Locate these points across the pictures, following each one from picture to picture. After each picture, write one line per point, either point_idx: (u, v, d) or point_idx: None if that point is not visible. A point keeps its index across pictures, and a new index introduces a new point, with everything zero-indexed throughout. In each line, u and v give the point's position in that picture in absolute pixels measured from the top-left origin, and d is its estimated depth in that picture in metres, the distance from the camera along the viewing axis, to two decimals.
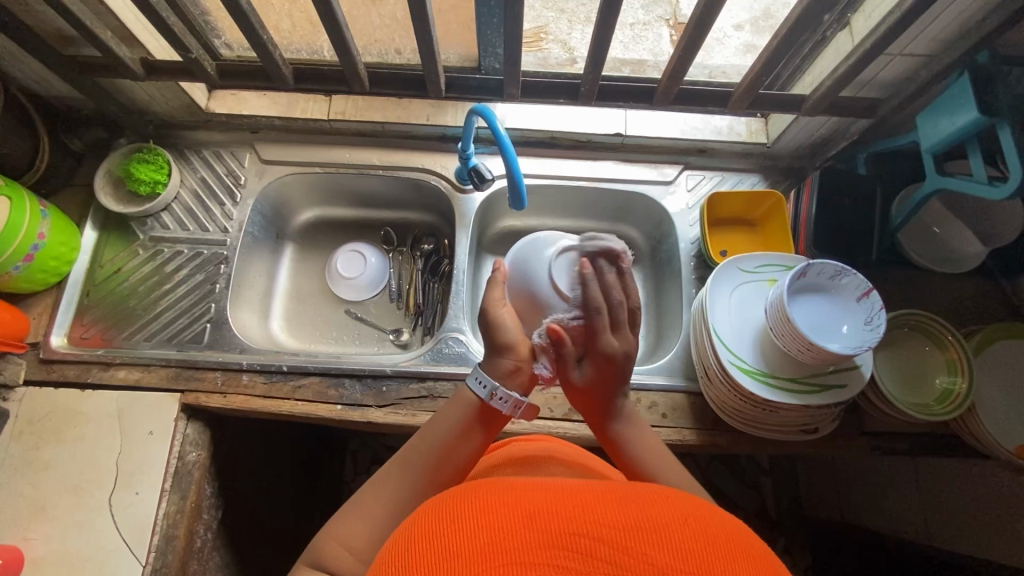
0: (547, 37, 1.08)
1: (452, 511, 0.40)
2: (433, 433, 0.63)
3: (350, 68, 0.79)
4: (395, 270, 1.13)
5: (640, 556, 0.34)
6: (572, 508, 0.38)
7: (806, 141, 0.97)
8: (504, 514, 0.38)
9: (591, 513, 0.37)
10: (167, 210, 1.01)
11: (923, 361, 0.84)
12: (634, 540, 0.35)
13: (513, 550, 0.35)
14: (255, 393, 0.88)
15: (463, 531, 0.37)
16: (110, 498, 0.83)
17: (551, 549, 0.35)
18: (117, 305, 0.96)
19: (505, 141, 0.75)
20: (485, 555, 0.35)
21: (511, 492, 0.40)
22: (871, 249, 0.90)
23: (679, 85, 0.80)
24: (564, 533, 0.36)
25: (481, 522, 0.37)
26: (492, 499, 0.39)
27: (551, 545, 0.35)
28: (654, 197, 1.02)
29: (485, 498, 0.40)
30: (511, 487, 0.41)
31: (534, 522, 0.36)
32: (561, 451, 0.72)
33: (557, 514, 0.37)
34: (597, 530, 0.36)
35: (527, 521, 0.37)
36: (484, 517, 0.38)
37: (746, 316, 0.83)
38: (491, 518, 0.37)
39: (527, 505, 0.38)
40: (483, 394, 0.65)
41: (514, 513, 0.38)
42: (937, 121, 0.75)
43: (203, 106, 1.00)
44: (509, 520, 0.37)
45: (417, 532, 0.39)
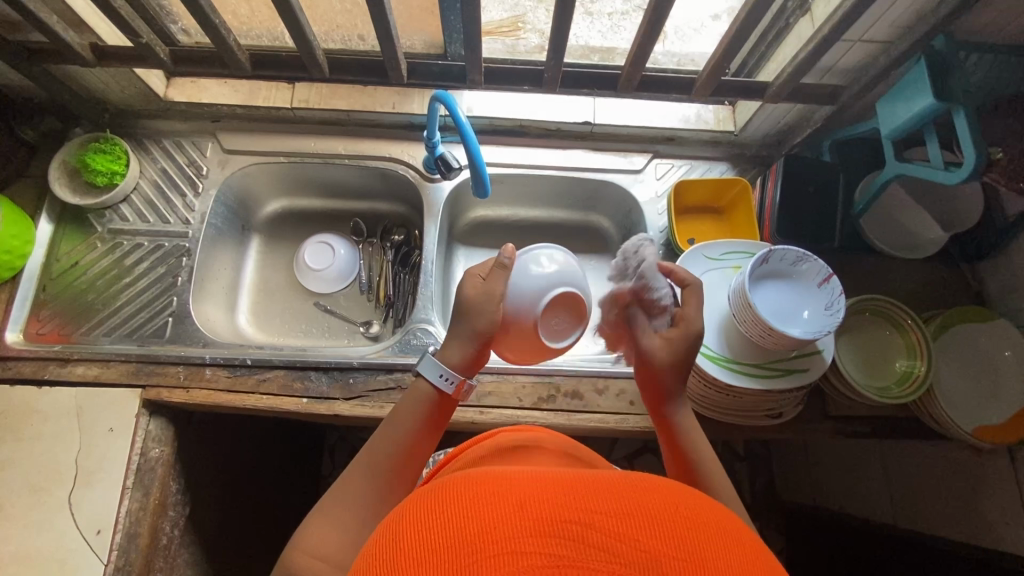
0: (525, 26, 1.06)
1: (436, 504, 0.38)
2: (398, 430, 0.63)
3: (307, 53, 0.77)
4: (365, 262, 1.12)
5: (633, 543, 0.34)
6: (562, 496, 0.37)
7: (773, 128, 0.98)
8: (493, 502, 0.36)
9: (582, 501, 0.36)
10: (126, 201, 0.99)
11: (884, 345, 0.85)
12: (627, 526, 0.35)
13: (503, 539, 0.33)
14: (219, 386, 0.87)
15: (450, 522, 0.36)
16: (70, 497, 0.81)
17: (542, 536, 0.34)
18: (75, 300, 0.93)
19: (466, 128, 0.74)
20: (476, 545, 0.34)
21: (495, 481, 0.39)
22: (834, 236, 0.91)
23: (642, 72, 0.80)
24: (555, 520, 0.35)
25: (469, 512, 0.36)
26: (478, 488, 0.38)
27: (542, 532, 0.34)
28: (623, 185, 1.02)
29: (470, 488, 0.39)
30: (494, 477, 0.40)
31: (524, 510, 0.35)
32: (551, 442, 0.71)
33: (547, 502, 0.36)
34: (589, 516, 0.35)
35: (517, 509, 0.36)
36: (472, 508, 0.36)
37: (711, 302, 0.83)
38: (479, 509, 0.36)
39: (515, 492, 0.37)
40: (444, 386, 0.64)
41: (503, 502, 0.36)
42: (895, 108, 0.76)
43: (161, 94, 0.97)
44: (498, 508, 0.36)
45: (401, 530, 0.38)
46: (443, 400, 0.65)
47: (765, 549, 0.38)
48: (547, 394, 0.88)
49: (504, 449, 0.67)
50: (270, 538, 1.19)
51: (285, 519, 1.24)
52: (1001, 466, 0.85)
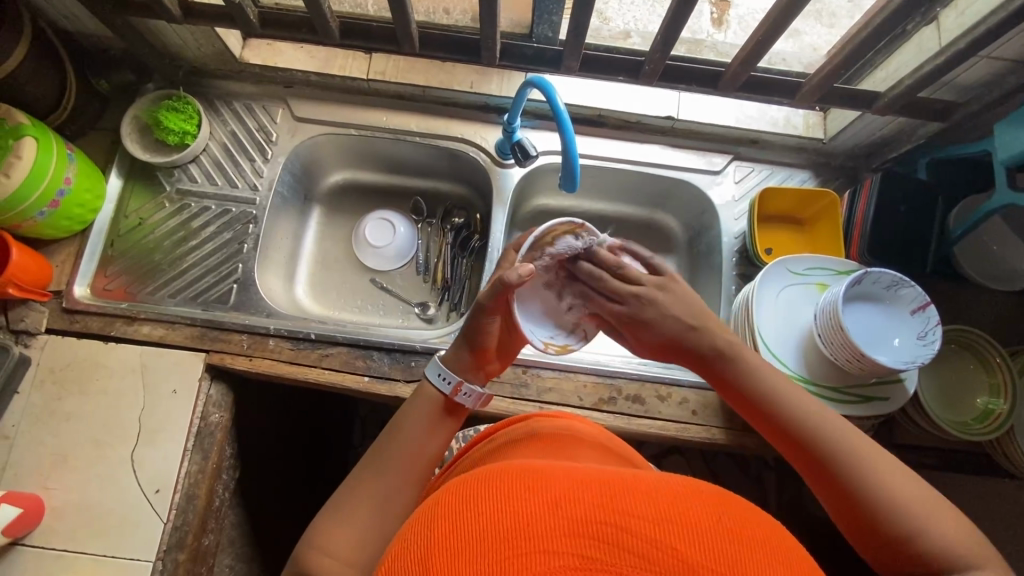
0: None
1: (471, 494, 0.39)
2: (405, 430, 0.62)
3: (403, 26, 0.74)
4: (423, 243, 1.10)
5: (670, 550, 0.33)
6: (599, 497, 0.36)
7: (866, 140, 0.93)
8: (527, 499, 0.37)
9: (618, 502, 0.36)
10: (195, 162, 0.97)
11: (964, 379, 0.82)
12: (664, 532, 0.34)
13: (537, 537, 0.34)
14: (282, 358, 0.87)
15: (487, 514, 0.36)
16: (132, 453, 0.82)
17: (582, 538, 0.34)
18: (141, 258, 0.93)
19: (564, 117, 0.71)
20: (508, 539, 0.34)
21: (535, 476, 0.39)
22: (926, 260, 0.87)
23: (749, 72, 0.76)
24: (592, 523, 0.34)
25: (503, 505, 0.36)
26: (512, 481, 0.39)
27: (576, 533, 0.34)
28: (700, 186, 0.99)
29: (506, 481, 0.39)
30: (537, 473, 0.40)
31: (560, 511, 0.35)
32: (592, 433, 0.69)
33: (583, 503, 0.36)
34: (626, 519, 0.35)
35: (551, 508, 0.36)
36: (506, 502, 0.37)
37: (792, 319, 0.81)
38: (511, 502, 0.37)
39: (552, 490, 0.37)
40: (445, 389, 0.64)
41: (537, 498, 0.37)
42: (1016, 133, 0.71)
43: (236, 55, 0.95)
44: (533, 506, 0.36)
45: (435, 516, 0.38)
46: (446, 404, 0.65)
47: (811, 563, 0.37)
48: (608, 396, 0.87)
49: (538, 434, 0.65)
50: (301, 504, 1.22)
51: (317, 486, 1.27)
52: None
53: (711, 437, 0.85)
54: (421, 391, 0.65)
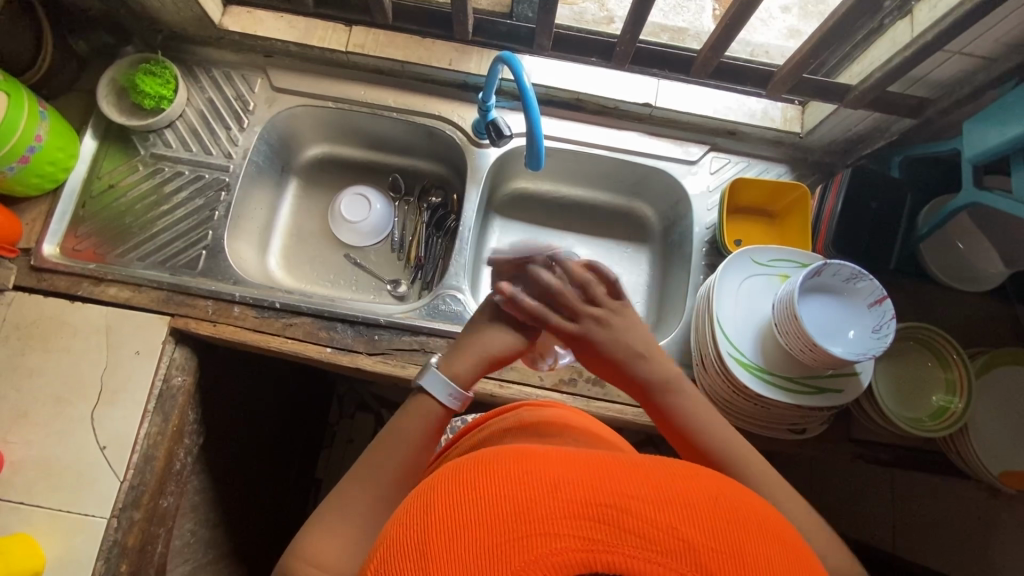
0: None
1: (466, 478, 0.39)
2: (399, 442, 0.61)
3: None
4: (400, 220, 1.11)
5: (670, 530, 0.34)
6: (597, 477, 0.37)
7: (841, 136, 0.93)
8: (527, 480, 0.36)
9: (617, 483, 0.36)
10: (171, 127, 0.97)
11: (922, 377, 0.82)
12: (663, 512, 0.35)
13: (539, 520, 0.34)
14: (246, 325, 0.87)
15: (487, 498, 0.36)
16: (93, 412, 0.83)
17: (585, 519, 0.34)
18: (112, 221, 0.93)
19: (529, 95, 0.71)
20: (509, 523, 0.34)
21: (532, 456, 0.39)
22: (892, 256, 0.87)
23: (720, 58, 0.75)
24: (592, 503, 0.35)
25: (505, 486, 0.36)
26: (508, 465, 0.39)
27: (577, 514, 0.34)
28: (674, 174, 0.99)
29: (501, 465, 0.39)
30: (533, 457, 0.39)
31: (561, 492, 0.35)
32: (574, 420, 0.68)
33: (581, 483, 0.36)
34: (625, 500, 0.35)
35: (552, 489, 0.36)
36: (506, 484, 0.37)
37: (753, 308, 0.81)
38: (511, 484, 0.36)
39: (550, 470, 0.37)
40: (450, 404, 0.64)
41: (537, 479, 0.36)
42: (983, 132, 0.71)
43: (216, 21, 0.94)
44: (533, 487, 0.36)
45: (432, 501, 0.38)
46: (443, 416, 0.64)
47: (803, 545, 0.38)
48: (569, 377, 0.87)
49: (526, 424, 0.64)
50: (269, 475, 1.23)
51: (288, 457, 1.28)
52: None
53: None
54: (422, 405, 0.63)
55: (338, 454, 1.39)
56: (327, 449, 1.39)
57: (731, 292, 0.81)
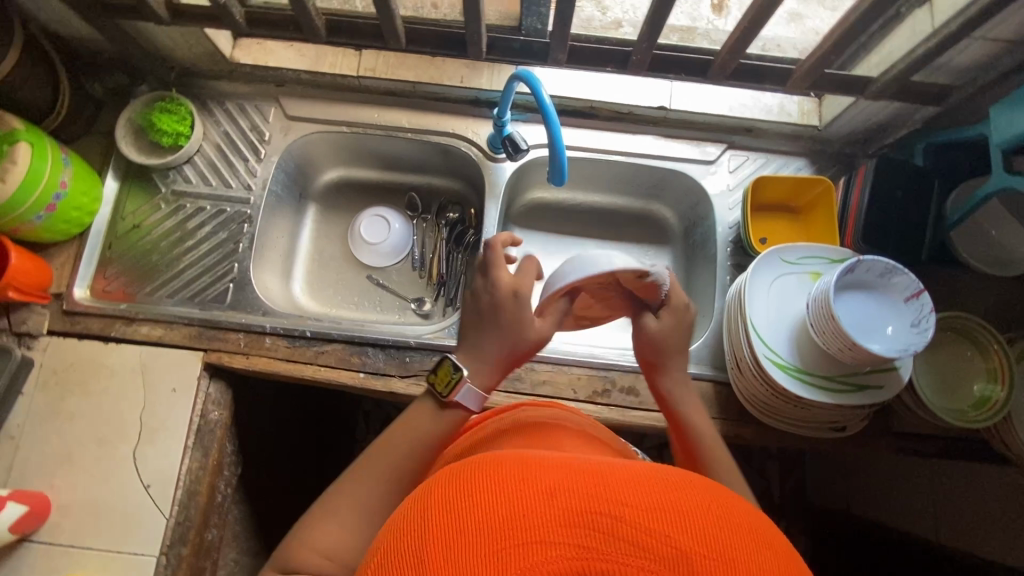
0: None
1: (465, 484, 0.39)
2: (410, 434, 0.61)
3: (387, 21, 0.73)
4: (419, 238, 1.11)
5: (662, 538, 0.34)
6: (592, 485, 0.36)
7: (861, 126, 0.92)
8: (521, 489, 0.37)
9: (613, 491, 0.36)
10: (189, 163, 0.98)
11: (962, 366, 0.81)
12: (657, 520, 0.34)
13: (533, 528, 0.34)
14: (278, 355, 0.88)
15: (481, 505, 0.36)
16: (134, 451, 0.84)
17: (578, 526, 0.34)
18: (139, 259, 0.94)
19: (550, 110, 0.71)
20: (504, 530, 0.34)
21: (527, 465, 0.39)
22: (922, 248, 0.85)
23: (739, 59, 0.74)
24: (585, 511, 0.35)
25: (498, 494, 0.37)
26: (506, 471, 0.39)
27: (572, 523, 0.34)
28: (694, 176, 0.98)
29: (496, 472, 0.39)
30: (530, 463, 0.40)
31: (556, 500, 0.35)
32: (575, 420, 0.69)
33: (576, 492, 0.36)
34: (619, 508, 0.35)
35: (547, 498, 0.36)
36: (501, 493, 0.37)
37: (785, 308, 0.80)
38: (506, 492, 0.37)
39: (545, 479, 0.37)
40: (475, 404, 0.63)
41: (532, 487, 0.37)
42: (1012, 116, 0.70)
43: (227, 55, 0.95)
44: (527, 496, 0.36)
45: (429, 506, 0.38)
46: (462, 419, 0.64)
47: (796, 555, 0.38)
48: (602, 388, 0.87)
49: (524, 425, 0.64)
50: (305, 498, 1.24)
51: (321, 479, 1.29)
52: None
53: None
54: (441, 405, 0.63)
55: None
56: None
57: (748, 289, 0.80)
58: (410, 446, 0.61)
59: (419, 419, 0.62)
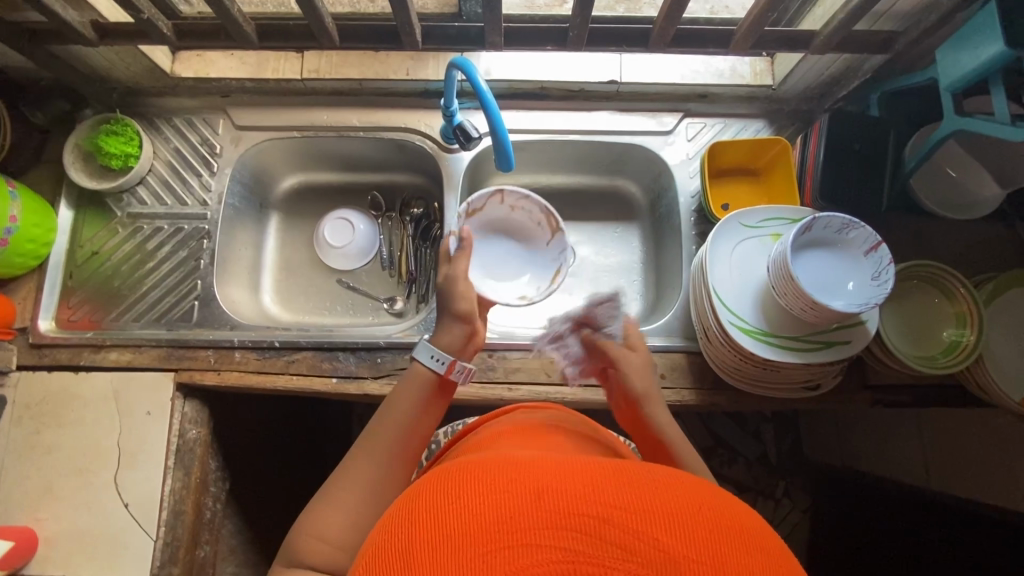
0: None
1: (451, 486, 0.37)
2: (401, 404, 0.64)
3: (316, 22, 0.72)
4: (385, 237, 1.09)
5: (653, 542, 0.32)
6: (582, 486, 0.35)
7: (815, 81, 0.91)
8: (508, 490, 0.35)
9: (604, 492, 0.34)
10: (142, 183, 0.97)
11: (932, 314, 0.81)
12: (648, 524, 0.33)
13: (521, 530, 0.32)
14: (249, 369, 0.87)
15: (466, 508, 0.34)
16: (115, 477, 0.84)
17: (567, 529, 0.32)
18: (102, 286, 0.93)
19: (487, 96, 0.70)
20: (489, 534, 0.32)
21: (514, 465, 0.37)
22: (881, 194, 0.85)
23: (677, 25, 0.72)
24: (575, 513, 0.33)
25: (484, 497, 0.35)
26: (490, 473, 0.37)
27: (557, 525, 0.32)
28: (653, 148, 0.97)
29: (482, 474, 0.37)
30: (515, 463, 0.38)
31: (543, 501, 0.34)
32: (570, 422, 0.68)
33: (565, 491, 0.34)
34: (609, 511, 0.33)
35: (534, 499, 0.34)
36: (487, 494, 0.35)
37: (748, 273, 0.80)
38: (493, 493, 0.35)
39: (534, 479, 0.35)
40: (439, 369, 0.66)
41: (519, 488, 0.35)
42: (957, 57, 0.69)
43: (167, 70, 0.94)
44: (513, 497, 0.34)
45: (412, 509, 0.37)
46: (445, 384, 0.68)
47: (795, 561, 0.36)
48: None
49: (524, 425, 0.63)
50: None
51: None
52: None
53: (681, 399, 0.84)
54: (414, 372, 0.66)
55: None
56: None
57: (710, 255, 0.79)
58: (397, 419, 0.62)
59: (406, 392, 0.65)
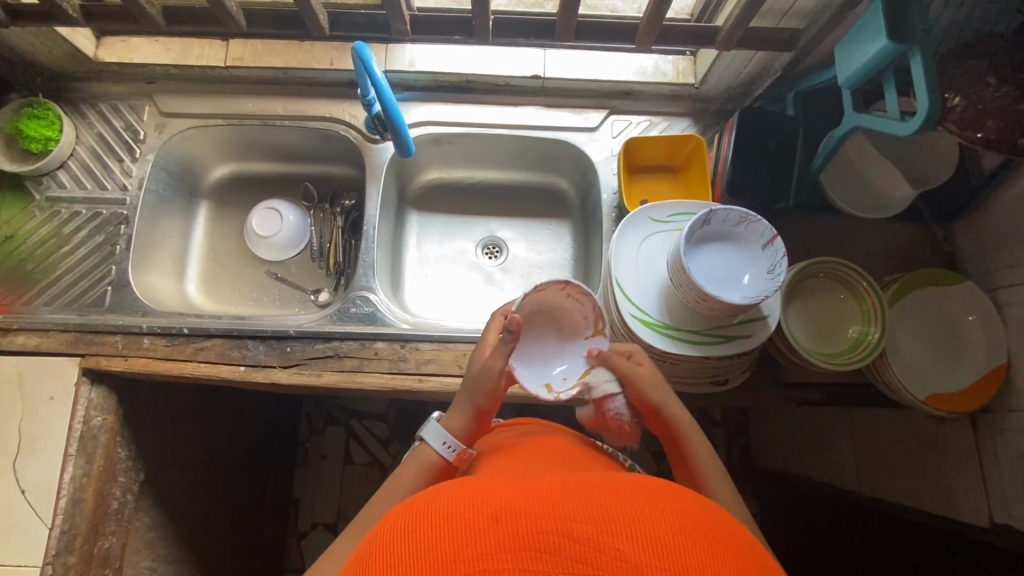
0: None
1: (409, 520, 0.36)
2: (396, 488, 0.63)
3: (217, 5, 0.71)
4: (317, 228, 1.08)
5: (614, 553, 0.31)
6: (540, 503, 0.34)
7: (735, 80, 0.91)
8: (464, 517, 0.34)
9: (562, 507, 0.34)
10: (63, 167, 0.96)
11: (838, 310, 0.81)
12: (609, 534, 0.32)
13: (475, 557, 0.31)
14: (156, 355, 0.86)
15: (424, 541, 0.33)
16: (13, 463, 0.82)
17: (525, 549, 0.31)
18: (16, 269, 0.92)
19: (387, 93, 0.72)
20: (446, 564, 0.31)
21: (472, 491, 0.36)
22: (789, 194, 0.85)
23: (577, 17, 0.73)
24: (531, 531, 0.32)
25: (439, 527, 0.34)
26: (451, 501, 0.36)
27: (516, 546, 0.31)
28: (576, 144, 0.97)
29: (440, 505, 0.36)
30: (475, 490, 0.37)
31: (500, 523, 0.33)
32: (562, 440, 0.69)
33: (522, 511, 0.33)
34: (569, 525, 0.32)
35: (492, 523, 0.33)
36: (444, 525, 0.34)
37: (654, 266, 0.80)
38: (450, 522, 0.34)
39: (491, 503, 0.35)
40: (449, 456, 0.65)
41: (475, 514, 0.34)
42: (851, 53, 0.69)
43: (90, 55, 0.94)
44: (470, 523, 0.33)
45: (375, 547, 0.36)
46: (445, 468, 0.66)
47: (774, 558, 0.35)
48: None
49: (507, 448, 0.63)
50: (236, 501, 1.23)
51: (253, 481, 1.28)
52: (961, 435, 0.81)
53: None
54: (419, 454, 0.66)
55: (311, 471, 1.41)
56: (302, 469, 1.41)
57: (615, 250, 0.79)
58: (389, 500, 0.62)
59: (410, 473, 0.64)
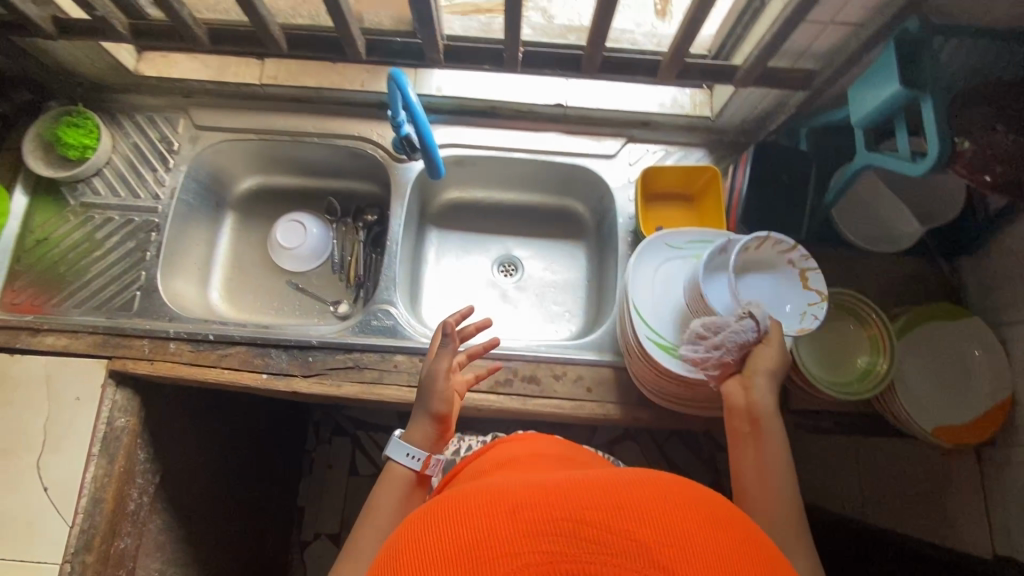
0: None
1: (429, 522, 0.38)
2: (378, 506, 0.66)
3: (262, 28, 0.75)
4: (339, 242, 1.11)
5: (624, 534, 0.33)
6: (550, 494, 0.36)
7: (750, 114, 0.94)
8: (482, 513, 0.36)
9: (571, 494, 0.36)
10: (98, 174, 1.00)
11: (849, 339, 0.83)
12: (617, 516, 0.34)
13: (495, 547, 0.33)
14: (181, 360, 0.89)
15: (445, 538, 0.35)
16: (37, 461, 0.84)
17: (541, 533, 0.33)
18: (48, 271, 0.95)
19: (418, 114, 0.75)
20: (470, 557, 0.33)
21: (485, 491, 0.39)
22: (801, 227, 0.88)
23: (603, 52, 0.77)
24: (546, 519, 0.34)
25: (460, 524, 0.36)
26: (467, 502, 0.38)
27: (532, 532, 0.34)
28: (595, 170, 1.00)
29: (456, 506, 0.38)
30: (490, 489, 0.39)
31: (516, 514, 0.35)
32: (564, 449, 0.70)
33: (534, 502, 0.36)
34: (580, 510, 0.35)
35: (509, 515, 0.35)
36: (464, 521, 0.36)
37: (670, 291, 0.82)
38: (470, 517, 0.36)
39: (505, 499, 0.37)
40: (415, 465, 0.69)
41: (492, 508, 0.36)
42: (865, 95, 0.72)
43: (131, 69, 0.98)
44: (487, 518, 0.35)
45: (398, 551, 0.37)
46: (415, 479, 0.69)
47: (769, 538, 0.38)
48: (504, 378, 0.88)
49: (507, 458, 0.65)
50: (245, 507, 1.24)
51: (262, 488, 1.29)
52: None
53: (604, 412, 0.86)
54: (390, 472, 0.69)
55: (317, 480, 1.42)
56: (308, 477, 1.42)
57: (638, 271, 0.82)
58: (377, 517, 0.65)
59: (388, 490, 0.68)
